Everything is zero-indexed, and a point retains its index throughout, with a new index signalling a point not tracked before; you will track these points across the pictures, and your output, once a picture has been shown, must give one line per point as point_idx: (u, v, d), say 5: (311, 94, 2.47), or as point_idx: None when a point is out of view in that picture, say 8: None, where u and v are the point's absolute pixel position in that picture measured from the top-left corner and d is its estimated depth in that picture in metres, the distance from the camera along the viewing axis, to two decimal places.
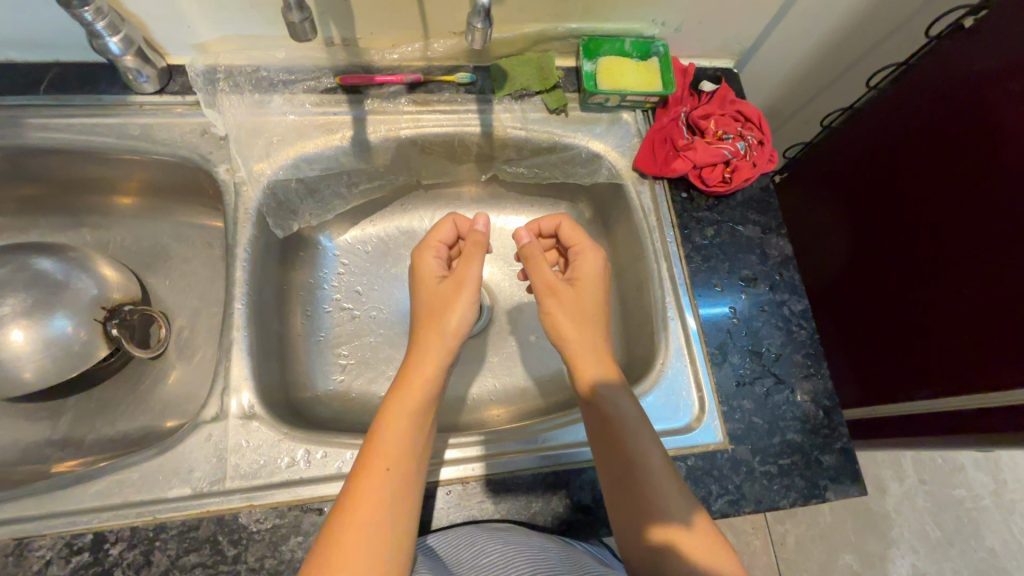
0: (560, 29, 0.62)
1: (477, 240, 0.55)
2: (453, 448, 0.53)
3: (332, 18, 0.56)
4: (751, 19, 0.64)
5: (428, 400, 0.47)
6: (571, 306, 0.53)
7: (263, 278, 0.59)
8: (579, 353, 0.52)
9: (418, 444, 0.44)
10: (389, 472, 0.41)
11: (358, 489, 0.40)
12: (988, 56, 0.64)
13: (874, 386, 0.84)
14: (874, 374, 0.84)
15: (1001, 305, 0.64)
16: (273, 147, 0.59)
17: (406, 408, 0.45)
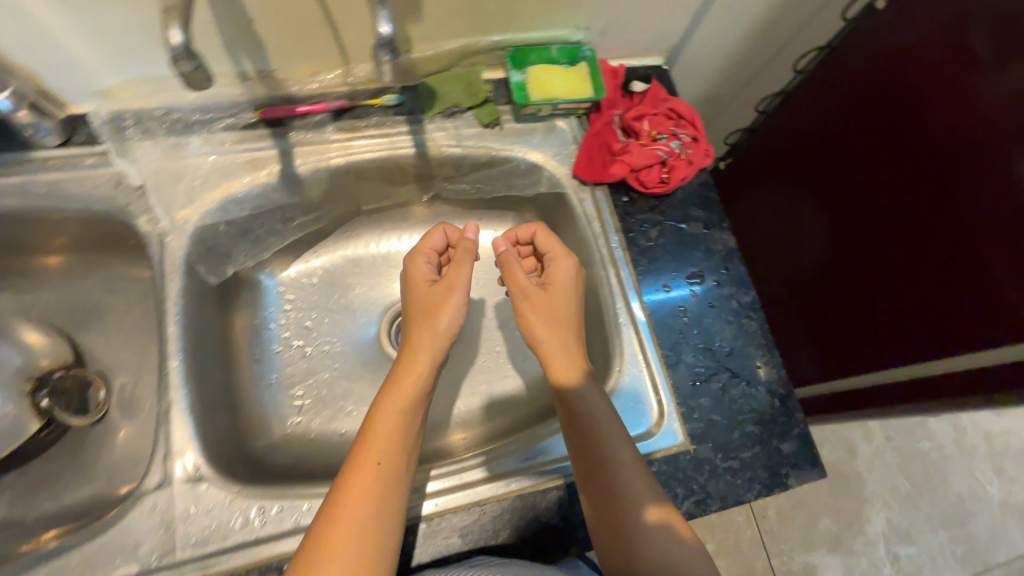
0: (484, 42, 0.61)
1: (463, 244, 0.55)
2: (436, 480, 0.52)
3: (243, 51, 0.53)
4: (674, 16, 0.64)
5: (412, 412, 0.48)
6: (544, 311, 0.54)
7: (200, 328, 0.56)
8: (551, 354, 0.53)
9: (401, 458, 0.45)
10: (374, 486, 0.42)
11: (340, 504, 0.41)
12: (907, 30, 0.69)
13: (835, 359, 0.87)
14: (834, 345, 0.87)
15: (945, 264, 0.68)
16: (196, 191, 0.56)
17: (394, 421, 0.46)
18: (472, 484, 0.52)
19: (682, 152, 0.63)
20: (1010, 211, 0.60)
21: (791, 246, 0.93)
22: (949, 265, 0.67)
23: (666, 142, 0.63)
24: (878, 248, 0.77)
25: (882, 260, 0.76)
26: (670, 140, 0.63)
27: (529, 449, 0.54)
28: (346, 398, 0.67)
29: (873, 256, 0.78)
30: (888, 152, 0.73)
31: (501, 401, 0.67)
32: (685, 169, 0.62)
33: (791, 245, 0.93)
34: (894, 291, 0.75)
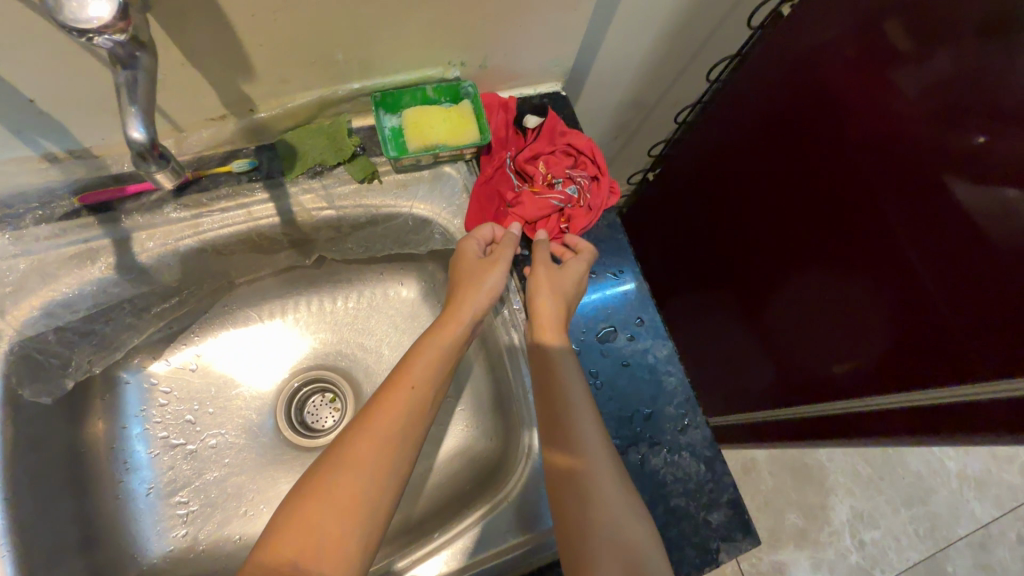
0: (344, 91, 0.53)
1: (507, 240, 0.55)
2: None
3: (36, 132, 0.44)
4: (562, 40, 0.57)
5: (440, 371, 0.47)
6: (549, 281, 0.52)
7: (35, 457, 0.48)
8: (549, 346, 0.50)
9: (422, 413, 0.44)
10: (391, 431, 0.42)
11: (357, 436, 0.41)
12: (813, 36, 0.65)
13: (793, 373, 0.84)
14: (784, 354, 0.85)
15: (879, 272, 0.66)
16: (8, 300, 0.47)
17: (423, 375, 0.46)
18: None
19: (581, 196, 0.60)
20: (936, 219, 0.58)
21: (732, 254, 0.90)
22: (892, 278, 0.65)
23: (563, 187, 0.59)
24: (821, 260, 0.74)
25: (827, 273, 0.73)
26: (568, 183, 0.59)
27: (478, 531, 0.50)
28: (237, 499, 0.59)
29: (815, 268, 0.75)
30: (815, 162, 0.70)
31: (416, 481, 0.61)
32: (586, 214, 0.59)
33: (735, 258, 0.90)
34: (843, 303, 0.72)
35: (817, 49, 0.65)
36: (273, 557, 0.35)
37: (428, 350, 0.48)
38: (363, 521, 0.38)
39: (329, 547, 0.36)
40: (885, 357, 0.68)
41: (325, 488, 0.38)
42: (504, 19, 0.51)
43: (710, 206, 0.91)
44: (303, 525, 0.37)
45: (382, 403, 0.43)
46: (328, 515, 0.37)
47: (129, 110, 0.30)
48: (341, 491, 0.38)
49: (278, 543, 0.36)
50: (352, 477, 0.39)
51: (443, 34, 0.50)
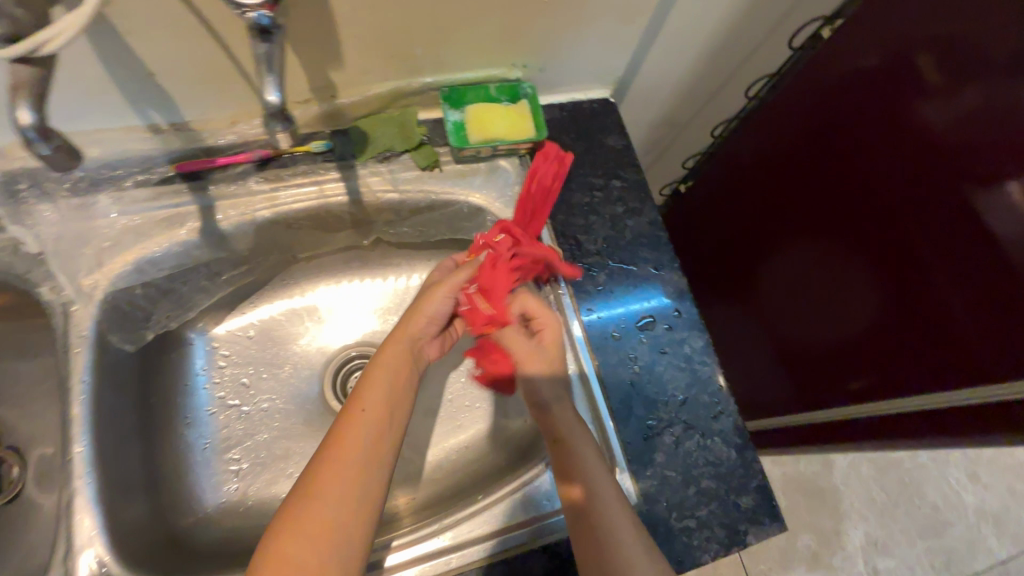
0: (416, 84, 0.58)
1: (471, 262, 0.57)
2: (396, 551, 0.50)
3: (147, 103, 0.49)
4: (615, 50, 0.62)
5: (394, 392, 0.48)
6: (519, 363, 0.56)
7: (115, 398, 0.52)
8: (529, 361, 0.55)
9: (384, 431, 0.46)
10: (353, 456, 0.43)
11: (317, 470, 0.42)
12: (858, 60, 0.68)
13: (808, 386, 0.86)
14: (800, 367, 0.87)
15: (903, 292, 0.69)
16: (105, 254, 0.52)
17: (375, 401, 0.47)
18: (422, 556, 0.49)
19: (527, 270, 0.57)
20: (966, 244, 0.61)
21: (757, 266, 0.93)
22: (910, 294, 0.68)
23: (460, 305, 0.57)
24: (842, 277, 0.77)
25: (846, 289, 0.77)
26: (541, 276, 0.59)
27: (499, 505, 0.52)
28: (284, 461, 0.61)
29: (837, 285, 0.78)
30: (843, 182, 0.74)
31: (452, 457, 0.63)
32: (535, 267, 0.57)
33: (758, 273, 0.93)
34: (860, 319, 0.75)
35: (851, 76, 0.69)
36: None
37: (381, 376, 0.49)
38: (342, 544, 0.40)
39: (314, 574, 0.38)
40: (901, 371, 0.71)
41: (296, 527, 0.39)
42: (566, 26, 0.56)
43: (740, 219, 0.94)
44: (281, 560, 0.38)
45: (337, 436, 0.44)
46: (304, 549, 0.38)
47: (266, 79, 0.36)
48: (313, 523, 0.39)
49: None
50: (321, 506, 0.40)
51: (511, 37, 0.55)
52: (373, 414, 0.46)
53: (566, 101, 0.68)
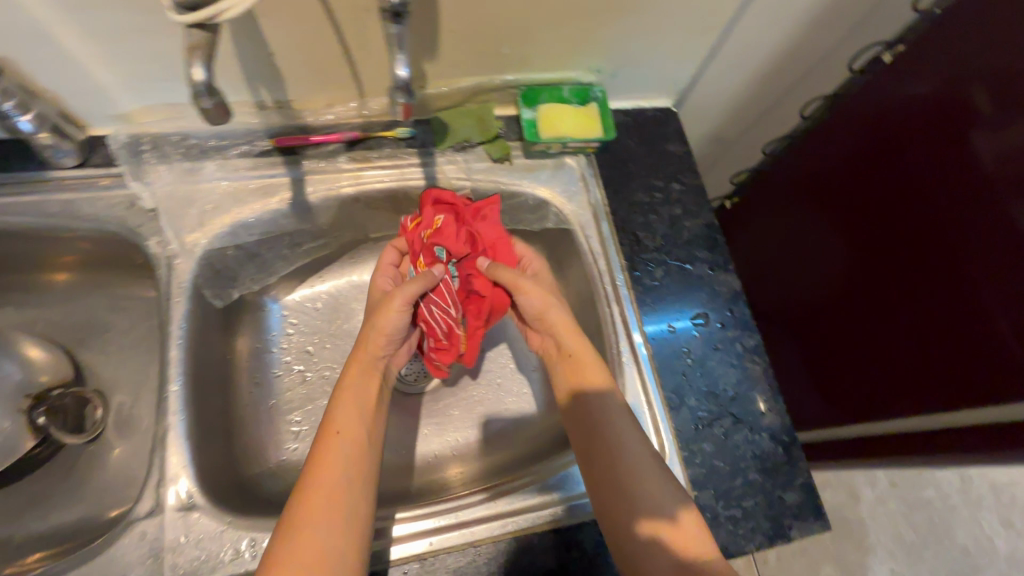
0: (497, 81, 0.63)
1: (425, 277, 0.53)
2: (416, 520, 0.51)
3: (262, 82, 0.54)
4: (683, 61, 0.66)
5: (362, 410, 0.49)
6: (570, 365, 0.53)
7: (203, 348, 0.56)
8: (585, 361, 0.52)
9: (359, 453, 0.46)
10: (330, 481, 0.43)
11: (300, 500, 0.42)
12: (911, 86, 0.68)
13: (853, 408, 0.86)
14: (849, 390, 0.86)
15: (955, 318, 0.67)
16: (207, 215, 0.57)
17: (349, 425, 0.47)
18: (456, 526, 0.51)
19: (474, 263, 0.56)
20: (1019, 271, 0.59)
21: (804, 287, 0.93)
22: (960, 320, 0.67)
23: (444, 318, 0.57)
24: (892, 301, 0.76)
25: (897, 313, 0.76)
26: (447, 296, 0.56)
27: (544, 480, 0.54)
28: None
29: (886, 309, 0.77)
30: (894, 207, 0.74)
31: (500, 436, 0.66)
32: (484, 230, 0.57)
33: (805, 294, 0.93)
34: (907, 344, 0.74)
35: (907, 101, 0.69)
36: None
37: (346, 402, 0.49)
38: (337, 569, 0.39)
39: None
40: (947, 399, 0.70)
41: (289, 553, 0.38)
42: (642, 35, 0.60)
43: (789, 238, 0.95)
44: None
45: (317, 457, 0.44)
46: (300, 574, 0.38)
47: (396, 56, 0.41)
48: (307, 546, 0.39)
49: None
50: (311, 531, 0.40)
51: (590, 43, 0.60)
52: (348, 439, 0.46)
53: (630, 108, 0.72)
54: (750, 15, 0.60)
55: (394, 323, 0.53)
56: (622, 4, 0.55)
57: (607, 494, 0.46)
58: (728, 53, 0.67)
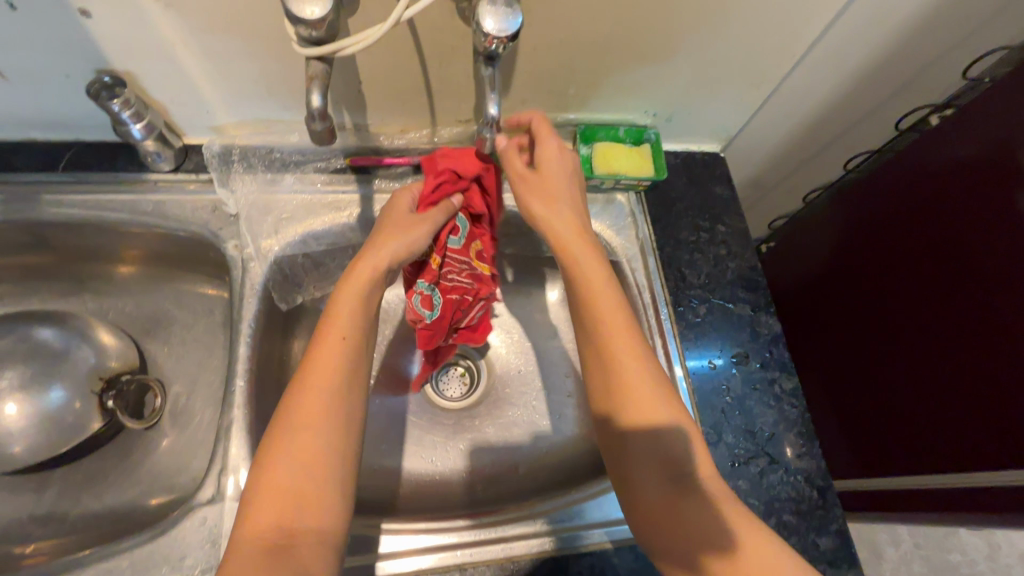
0: (559, 118, 0.67)
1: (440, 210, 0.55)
2: (451, 533, 0.53)
3: (346, 106, 0.59)
4: (735, 110, 0.69)
5: (369, 305, 0.48)
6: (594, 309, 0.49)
7: (266, 347, 0.60)
8: (635, 381, 0.46)
9: (357, 344, 0.46)
10: (327, 382, 0.43)
11: (298, 396, 0.43)
12: (955, 145, 0.68)
13: (864, 459, 0.84)
14: (868, 445, 0.83)
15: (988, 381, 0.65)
16: (282, 224, 0.61)
17: (350, 326, 0.46)
18: (498, 540, 0.53)
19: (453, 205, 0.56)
20: None
21: (828, 335, 0.91)
22: (981, 382, 0.66)
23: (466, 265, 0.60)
24: (908, 352, 0.75)
25: (912, 366, 0.75)
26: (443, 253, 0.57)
27: (581, 503, 0.56)
28: (380, 435, 0.68)
29: (903, 359, 0.76)
30: (920, 258, 0.73)
31: (534, 457, 0.68)
32: (443, 170, 0.56)
33: (827, 343, 0.91)
34: (922, 398, 0.73)
35: (944, 160, 0.69)
36: (253, 527, 0.38)
37: (350, 294, 0.48)
38: (333, 473, 0.41)
39: (306, 506, 0.39)
40: (956, 459, 0.69)
41: (284, 448, 0.40)
42: (700, 83, 0.64)
43: (816, 284, 0.93)
44: (275, 488, 0.39)
45: (314, 360, 0.44)
46: (297, 474, 0.40)
47: (489, 97, 0.45)
48: (305, 447, 0.40)
49: (257, 504, 0.38)
50: (309, 434, 0.41)
51: (649, 88, 0.64)
52: (347, 340, 0.45)
53: (681, 150, 0.75)
54: (805, 69, 0.64)
55: (418, 237, 0.52)
56: (686, 54, 0.59)
57: (661, 496, 0.44)
58: (780, 104, 0.70)
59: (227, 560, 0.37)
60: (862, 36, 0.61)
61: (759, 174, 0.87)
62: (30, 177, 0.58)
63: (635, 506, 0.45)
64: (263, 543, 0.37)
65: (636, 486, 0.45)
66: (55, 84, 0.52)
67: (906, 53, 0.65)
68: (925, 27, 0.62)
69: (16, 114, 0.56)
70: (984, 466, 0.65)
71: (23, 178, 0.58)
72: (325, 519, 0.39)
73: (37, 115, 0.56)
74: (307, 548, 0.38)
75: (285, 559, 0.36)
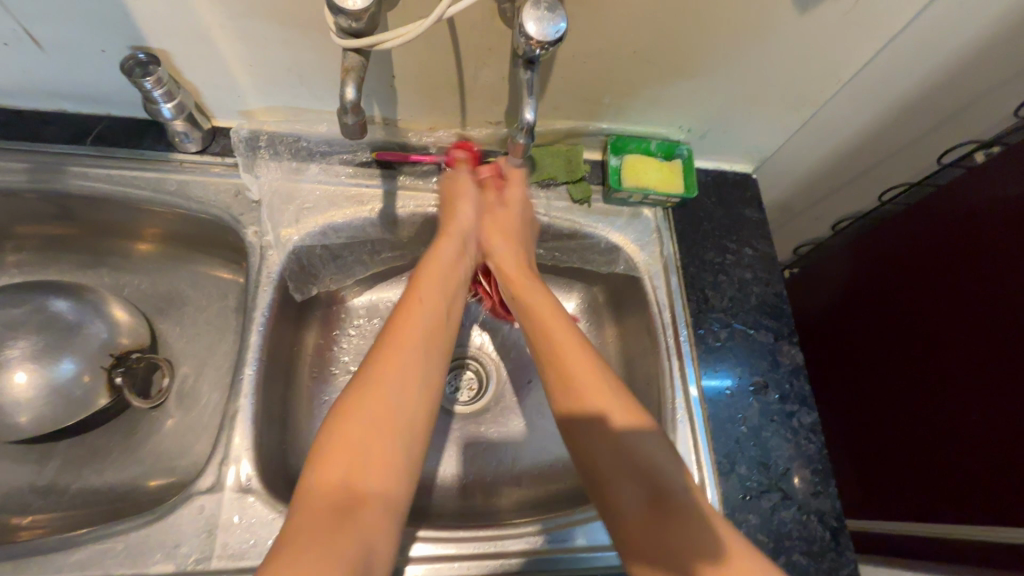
0: (591, 127, 0.66)
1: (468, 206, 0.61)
2: (449, 543, 0.52)
3: (377, 100, 0.58)
4: (772, 133, 0.68)
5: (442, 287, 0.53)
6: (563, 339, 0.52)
7: (279, 336, 0.59)
8: (600, 392, 0.48)
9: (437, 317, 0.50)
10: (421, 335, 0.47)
11: (381, 364, 0.44)
12: (990, 186, 0.66)
13: (877, 502, 0.81)
14: (879, 487, 0.81)
15: (1007, 430, 0.62)
16: (303, 214, 0.61)
17: (426, 311, 0.49)
18: (497, 555, 0.52)
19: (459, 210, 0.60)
20: None
21: (847, 369, 0.88)
22: (1001, 437, 0.63)
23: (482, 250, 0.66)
24: (932, 392, 0.72)
25: (934, 407, 0.72)
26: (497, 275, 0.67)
27: (587, 523, 0.54)
28: None
29: (921, 398, 0.74)
30: (948, 297, 0.71)
31: (537, 470, 0.66)
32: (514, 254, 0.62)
33: (846, 378, 0.88)
34: (939, 441, 0.71)
35: (991, 200, 0.66)
36: (321, 480, 0.38)
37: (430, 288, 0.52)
38: (401, 444, 0.41)
39: (374, 472, 0.39)
40: (967, 510, 0.66)
41: (359, 407, 0.41)
42: (739, 102, 0.62)
43: (837, 317, 0.91)
44: (345, 450, 0.39)
45: (395, 337, 0.46)
46: (373, 434, 0.40)
47: (526, 101, 0.44)
48: (379, 417, 0.41)
49: (324, 463, 0.39)
50: (386, 397, 0.42)
51: (687, 104, 0.62)
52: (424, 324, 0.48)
53: (712, 168, 0.73)
54: (848, 93, 0.62)
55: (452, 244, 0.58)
56: (727, 70, 0.57)
57: (648, 525, 0.41)
58: (819, 128, 0.68)
59: (298, 506, 0.37)
60: (911, 64, 0.58)
61: (789, 198, 0.85)
62: (56, 148, 0.58)
63: (620, 511, 0.43)
64: (329, 500, 0.37)
65: (613, 502, 0.44)
66: (90, 57, 0.52)
67: (956, 87, 0.63)
68: (979, 62, 0.59)
69: (50, 84, 0.56)
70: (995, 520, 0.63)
71: (50, 149, 0.58)
72: (390, 485, 0.39)
73: (70, 87, 0.56)
74: (371, 515, 0.38)
75: (352, 521, 0.37)
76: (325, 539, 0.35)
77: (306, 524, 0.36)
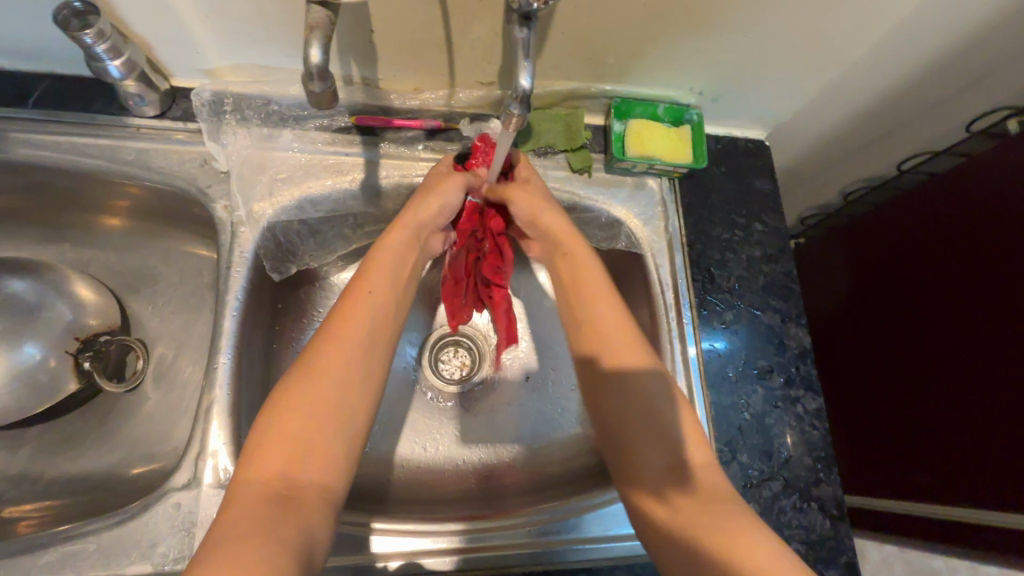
0: (594, 89, 0.60)
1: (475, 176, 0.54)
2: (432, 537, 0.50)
3: (354, 58, 0.52)
4: (788, 96, 0.62)
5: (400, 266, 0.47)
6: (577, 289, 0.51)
7: (257, 318, 0.55)
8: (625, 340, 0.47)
9: (383, 324, 0.44)
10: (360, 346, 0.41)
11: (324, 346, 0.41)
12: (1011, 160, 0.62)
13: (869, 477, 0.81)
14: (870, 462, 0.80)
15: (1005, 407, 0.62)
16: (278, 186, 0.56)
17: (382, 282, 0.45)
18: (484, 547, 0.50)
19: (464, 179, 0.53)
20: None
21: (848, 343, 0.86)
22: (1003, 422, 0.62)
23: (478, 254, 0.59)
24: (935, 372, 0.71)
25: (936, 386, 0.71)
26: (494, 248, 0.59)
27: (581, 516, 0.52)
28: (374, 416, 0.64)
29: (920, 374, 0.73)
30: (961, 272, 0.68)
31: (533, 452, 0.64)
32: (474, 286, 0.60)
33: (848, 352, 0.86)
34: (938, 422, 0.70)
35: (1013, 180, 0.62)
36: (258, 471, 0.35)
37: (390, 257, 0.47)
38: (339, 427, 0.38)
39: (311, 458, 0.37)
40: (958, 488, 0.66)
41: (297, 399, 0.38)
42: (755, 63, 0.56)
43: (842, 290, 0.88)
44: (287, 437, 0.37)
45: (342, 310, 0.43)
46: (307, 423, 0.37)
47: (521, 64, 0.38)
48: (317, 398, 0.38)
49: (259, 455, 0.36)
50: (325, 389, 0.39)
51: (699, 65, 0.56)
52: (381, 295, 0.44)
53: (723, 134, 0.68)
54: (875, 55, 0.56)
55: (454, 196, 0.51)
56: (744, 27, 0.51)
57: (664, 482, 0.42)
58: (841, 92, 0.62)
59: (228, 503, 0.34)
60: (950, 21, 0.52)
61: (802, 164, 0.80)
62: None
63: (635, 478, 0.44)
64: (267, 490, 0.35)
65: (637, 459, 0.44)
66: (21, 6, 0.45)
67: (994, 49, 0.57)
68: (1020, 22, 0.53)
69: None
70: (984, 497, 0.63)
71: None
72: (325, 473, 0.37)
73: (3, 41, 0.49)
74: (308, 504, 0.35)
75: (290, 510, 0.34)
76: (266, 521, 0.33)
77: (239, 514, 0.33)
